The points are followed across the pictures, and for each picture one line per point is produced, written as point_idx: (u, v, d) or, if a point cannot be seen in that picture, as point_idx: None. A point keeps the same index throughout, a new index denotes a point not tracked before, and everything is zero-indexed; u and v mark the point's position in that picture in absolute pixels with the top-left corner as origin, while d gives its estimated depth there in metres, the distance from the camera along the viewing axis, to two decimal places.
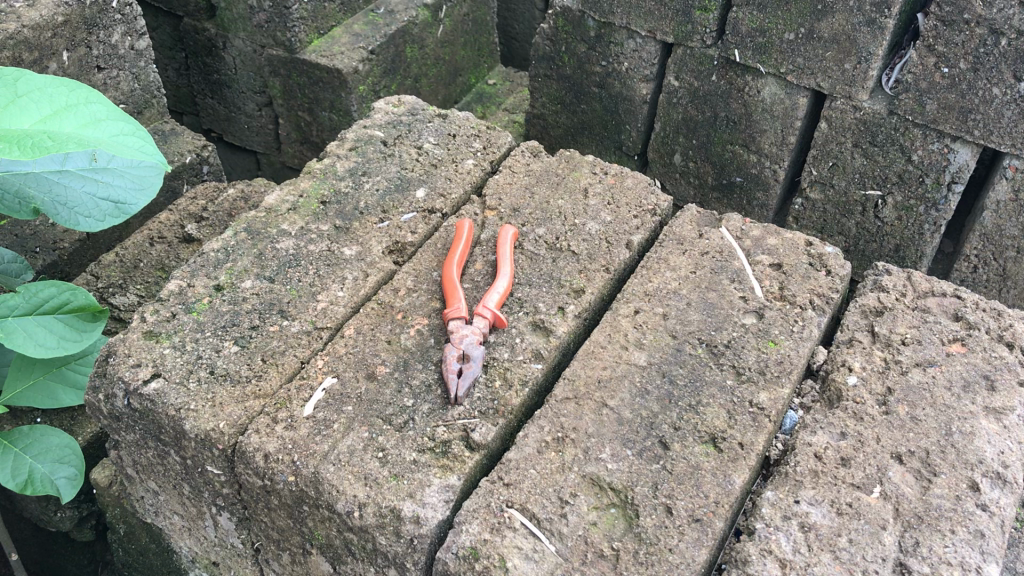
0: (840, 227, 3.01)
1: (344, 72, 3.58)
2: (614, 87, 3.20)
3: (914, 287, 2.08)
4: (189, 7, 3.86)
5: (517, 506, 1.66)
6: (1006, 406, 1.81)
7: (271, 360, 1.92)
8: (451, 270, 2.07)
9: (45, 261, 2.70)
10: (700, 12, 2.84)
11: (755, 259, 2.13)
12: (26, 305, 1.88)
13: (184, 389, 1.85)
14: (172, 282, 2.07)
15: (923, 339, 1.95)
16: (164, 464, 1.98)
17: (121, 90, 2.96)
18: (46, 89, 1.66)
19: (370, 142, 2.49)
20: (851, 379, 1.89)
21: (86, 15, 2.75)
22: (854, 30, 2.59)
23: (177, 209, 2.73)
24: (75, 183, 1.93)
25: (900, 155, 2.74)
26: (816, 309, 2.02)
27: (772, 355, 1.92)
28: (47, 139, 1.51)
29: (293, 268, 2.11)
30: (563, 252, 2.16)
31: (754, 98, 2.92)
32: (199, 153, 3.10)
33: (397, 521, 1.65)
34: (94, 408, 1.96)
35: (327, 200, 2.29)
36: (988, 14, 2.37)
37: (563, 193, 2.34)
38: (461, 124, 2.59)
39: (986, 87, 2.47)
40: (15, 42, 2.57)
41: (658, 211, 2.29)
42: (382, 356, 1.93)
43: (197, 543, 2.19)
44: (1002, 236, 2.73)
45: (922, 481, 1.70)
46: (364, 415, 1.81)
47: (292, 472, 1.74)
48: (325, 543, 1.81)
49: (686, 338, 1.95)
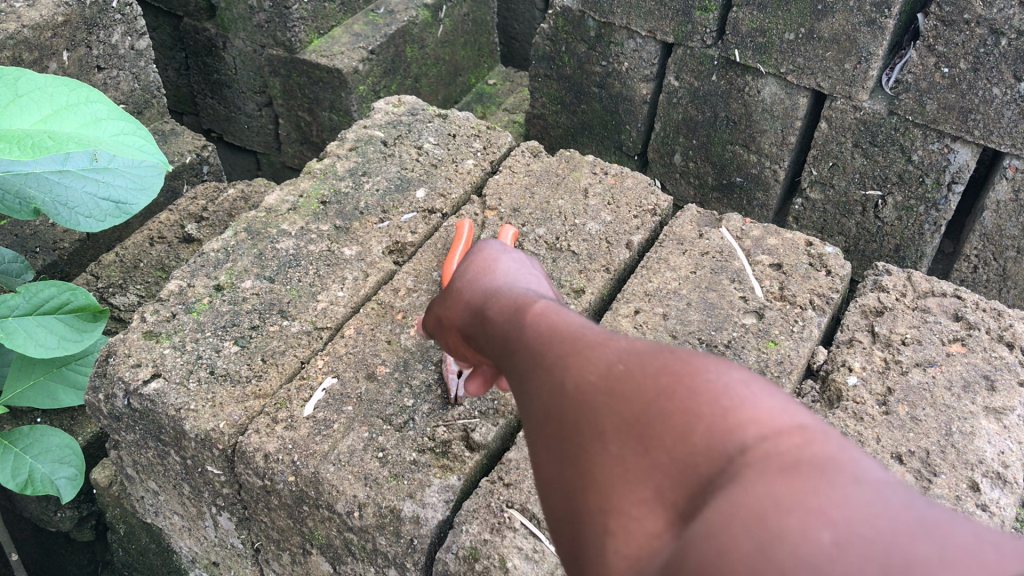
0: (840, 227, 3.01)
1: (344, 72, 3.58)
2: (614, 87, 3.21)
3: (914, 287, 2.09)
4: (189, 7, 3.86)
5: (516, 507, 1.66)
6: (1006, 406, 1.81)
7: (271, 360, 1.92)
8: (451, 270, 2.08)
9: (45, 261, 2.70)
10: (700, 12, 2.84)
11: (755, 259, 2.13)
12: (26, 305, 1.88)
13: (184, 389, 1.85)
14: (172, 282, 2.07)
15: (923, 339, 1.95)
16: (164, 464, 1.98)
17: (121, 90, 2.96)
18: (47, 90, 1.65)
19: (370, 142, 2.49)
20: (851, 378, 1.88)
21: (86, 15, 2.75)
22: (854, 30, 2.58)
23: (177, 209, 2.74)
24: (75, 183, 1.93)
25: (900, 155, 2.74)
26: (816, 309, 2.02)
27: (772, 355, 1.91)
28: (47, 139, 1.51)
29: (293, 268, 2.11)
30: (563, 253, 2.16)
31: (754, 98, 2.92)
32: (199, 153, 3.10)
33: (397, 521, 1.64)
34: (94, 409, 1.96)
35: (327, 200, 2.29)
36: (988, 14, 2.36)
37: (563, 193, 2.34)
38: (462, 124, 2.59)
39: (987, 87, 2.47)
40: (15, 42, 2.56)
41: (658, 211, 2.29)
42: (382, 355, 1.93)
43: (197, 543, 2.20)
44: (1002, 236, 2.73)
45: (922, 481, 1.69)
46: (363, 415, 1.81)
47: (291, 472, 1.73)
48: (325, 544, 1.81)
49: (686, 338, 1.95)
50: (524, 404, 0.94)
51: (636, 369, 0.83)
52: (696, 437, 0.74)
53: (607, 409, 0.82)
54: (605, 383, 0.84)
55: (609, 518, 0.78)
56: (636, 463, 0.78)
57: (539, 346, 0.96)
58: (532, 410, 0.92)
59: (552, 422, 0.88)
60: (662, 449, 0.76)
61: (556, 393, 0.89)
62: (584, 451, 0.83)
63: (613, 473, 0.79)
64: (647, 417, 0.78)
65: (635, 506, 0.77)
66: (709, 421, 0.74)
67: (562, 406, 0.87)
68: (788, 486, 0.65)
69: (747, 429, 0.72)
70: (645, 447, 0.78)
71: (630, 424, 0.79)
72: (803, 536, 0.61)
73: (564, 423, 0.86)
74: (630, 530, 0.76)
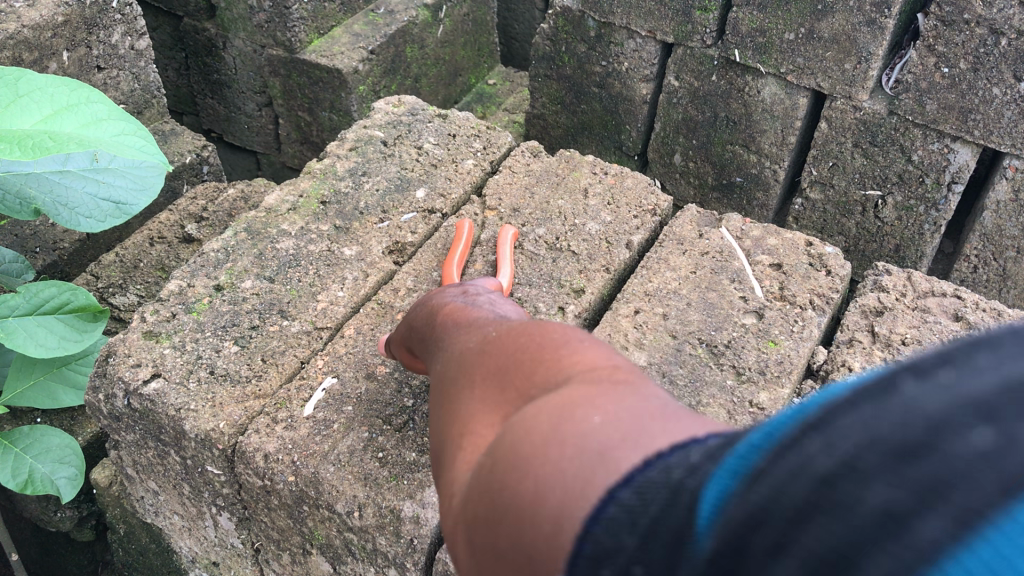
0: (841, 227, 3.01)
1: (344, 72, 3.58)
2: (614, 87, 3.21)
3: (914, 287, 2.09)
4: (189, 7, 3.86)
5: None
6: None
7: (271, 360, 1.92)
8: (451, 273, 2.06)
9: (45, 262, 2.70)
10: (700, 12, 2.84)
11: (755, 259, 2.13)
12: (27, 305, 1.88)
13: (184, 389, 1.85)
14: (173, 282, 2.07)
15: (923, 339, 1.95)
16: (164, 464, 1.98)
17: (121, 90, 2.97)
18: (48, 90, 1.65)
19: (370, 142, 2.49)
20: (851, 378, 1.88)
21: (86, 15, 2.75)
22: (854, 30, 2.58)
23: (177, 209, 2.74)
24: (76, 184, 1.93)
25: (900, 155, 2.74)
26: (816, 309, 2.02)
27: (772, 355, 1.91)
28: (48, 139, 1.51)
29: (293, 268, 2.12)
30: (563, 253, 2.16)
31: (754, 98, 2.92)
32: (199, 153, 3.10)
33: (397, 521, 1.64)
34: (95, 409, 1.96)
35: (327, 201, 2.29)
36: (988, 14, 2.36)
37: (563, 193, 2.34)
38: (461, 124, 2.59)
39: (987, 87, 2.47)
40: (15, 42, 2.56)
41: (658, 212, 2.29)
42: (382, 356, 1.93)
43: (197, 543, 2.20)
44: (1002, 236, 2.73)
45: None
46: (363, 415, 1.81)
47: (291, 472, 1.73)
48: (325, 544, 1.81)
49: (686, 338, 1.95)
50: (436, 375, 1.23)
51: (508, 335, 1.11)
52: (535, 371, 1.00)
53: (485, 363, 1.10)
54: (488, 347, 1.12)
55: (464, 438, 1.02)
56: (495, 398, 1.03)
57: (457, 337, 1.26)
58: (439, 375, 1.21)
59: (449, 382, 1.15)
60: (513, 386, 1.02)
61: (457, 363, 1.17)
62: (462, 394, 1.09)
63: (477, 406, 1.04)
64: (509, 363, 1.05)
65: (486, 428, 1.00)
66: (547, 361, 1.00)
67: (458, 369, 1.15)
68: (581, 391, 0.89)
69: (572, 365, 0.98)
70: (503, 385, 1.03)
71: (496, 369, 1.06)
72: (576, 420, 0.84)
73: (453, 377, 1.15)
74: (477, 443, 1.00)
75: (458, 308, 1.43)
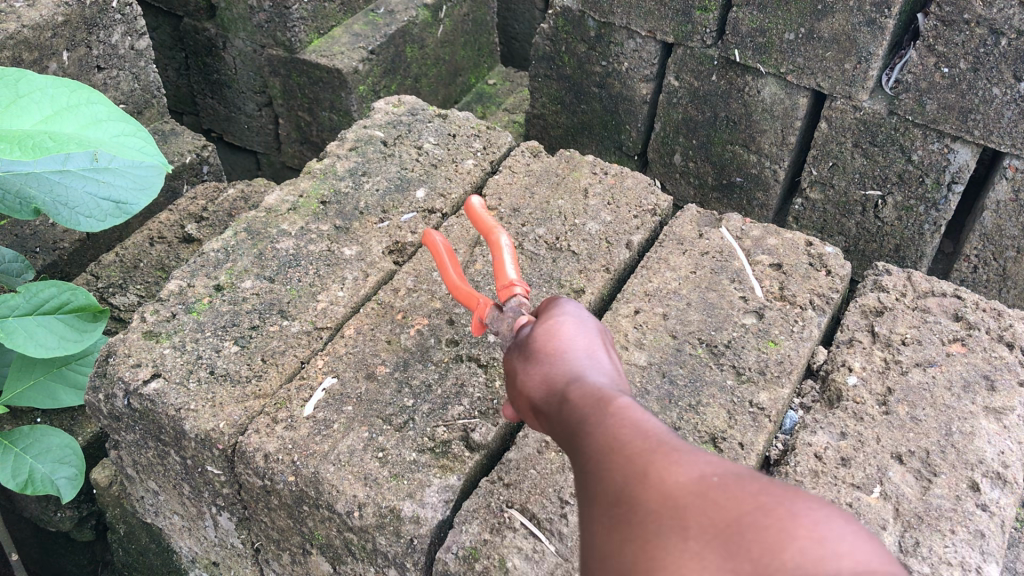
0: (840, 227, 3.01)
1: (344, 72, 3.57)
2: (614, 87, 3.21)
3: (914, 287, 2.09)
4: (189, 7, 3.86)
5: (517, 507, 1.66)
6: (1006, 406, 1.81)
7: (271, 360, 1.92)
8: (451, 273, 1.84)
9: (45, 262, 2.70)
10: (700, 12, 2.84)
11: (755, 259, 2.13)
12: (27, 305, 1.88)
13: (184, 389, 1.85)
14: (172, 282, 2.07)
15: (923, 339, 1.95)
16: (164, 464, 1.98)
17: (121, 90, 2.97)
18: (48, 90, 1.65)
19: (370, 142, 2.49)
20: (851, 378, 1.88)
21: (86, 15, 2.75)
22: (854, 30, 2.58)
23: (177, 209, 2.74)
24: (76, 183, 1.93)
25: (900, 155, 2.74)
26: (816, 309, 2.02)
27: (772, 355, 1.91)
28: (47, 140, 1.51)
29: (293, 268, 2.12)
30: (563, 252, 2.16)
31: (754, 98, 2.92)
32: (199, 153, 3.10)
33: (397, 521, 1.64)
34: (95, 409, 1.96)
35: (327, 201, 2.29)
36: (988, 14, 2.36)
37: (563, 193, 2.34)
38: (462, 124, 2.59)
39: (987, 87, 2.47)
40: (15, 42, 2.56)
41: (658, 212, 2.29)
42: (382, 355, 1.93)
43: (197, 544, 2.20)
44: (1002, 236, 2.73)
45: (923, 481, 1.69)
46: (364, 415, 1.81)
47: (291, 472, 1.73)
48: (325, 544, 1.81)
49: (686, 338, 1.95)
50: (604, 488, 1.00)
51: (727, 482, 0.90)
52: (775, 543, 0.80)
53: (697, 509, 0.88)
54: (699, 487, 0.90)
55: None
56: (717, 564, 0.81)
57: (627, 439, 1.03)
58: (606, 492, 0.99)
59: (632, 510, 0.93)
60: (748, 557, 0.80)
61: (643, 485, 0.95)
62: (662, 540, 0.87)
63: (690, 568, 0.83)
64: (739, 526, 0.83)
65: None
66: (803, 545, 0.79)
67: (649, 498, 0.93)
68: None
69: (834, 556, 0.77)
70: (729, 552, 0.82)
71: (718, 522, 0.85)
72: None
73: (636, 504, 0.93)
74: None
75: (604, 395, 1.16)
